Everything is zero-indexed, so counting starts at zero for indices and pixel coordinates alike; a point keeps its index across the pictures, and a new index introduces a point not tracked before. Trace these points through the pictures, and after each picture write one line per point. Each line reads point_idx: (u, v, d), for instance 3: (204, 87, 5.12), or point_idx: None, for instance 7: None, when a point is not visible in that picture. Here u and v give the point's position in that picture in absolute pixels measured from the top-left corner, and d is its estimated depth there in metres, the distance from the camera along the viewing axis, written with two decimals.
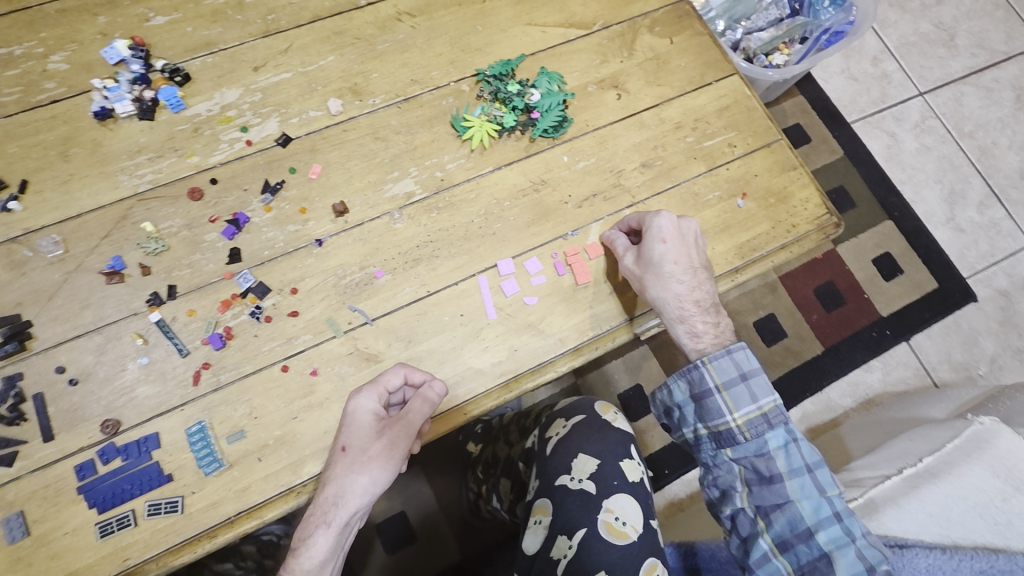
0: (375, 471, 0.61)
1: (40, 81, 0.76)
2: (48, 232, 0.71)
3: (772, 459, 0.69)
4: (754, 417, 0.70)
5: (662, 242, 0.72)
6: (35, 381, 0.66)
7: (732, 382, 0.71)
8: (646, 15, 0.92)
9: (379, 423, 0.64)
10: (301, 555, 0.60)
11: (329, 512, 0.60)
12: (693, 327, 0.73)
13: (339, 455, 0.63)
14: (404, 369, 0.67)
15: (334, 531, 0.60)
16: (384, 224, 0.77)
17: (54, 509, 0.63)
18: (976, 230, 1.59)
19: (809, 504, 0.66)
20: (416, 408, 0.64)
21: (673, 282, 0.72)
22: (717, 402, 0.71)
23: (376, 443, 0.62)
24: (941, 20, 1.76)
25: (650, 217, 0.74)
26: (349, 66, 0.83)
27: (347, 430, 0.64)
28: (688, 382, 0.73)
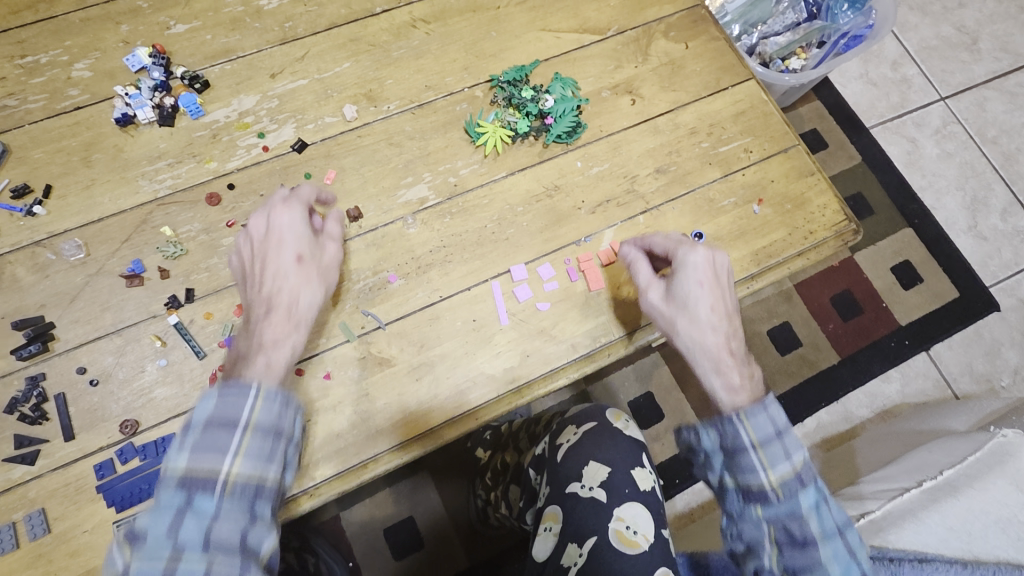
0: (330, 277, 0.67)
1: (65, 88, 0.78)
2: (70, 236, 0.73)
3: (807, 524, 0.58)
4: (790, 478, 0.59)
5: (698, 284, 0.68)
6: (57, 381, 0.68)
7: (768, 438, 0.60)
8: (661, 20, 0.91)
9: (318, 237, 0.68)
10: (278, 351, 0.58)
11: (306, 310, 0.62)
12: (728, 382, 0.64)
13: (297, 264, 0.63)
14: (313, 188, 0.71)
15: (304, 328, 0.62)
16: (397, 230, 0.77)
17: (74, 507, 0.64)
18: (999, 237, 1.56)
19: (839, 569, 0.57)
20: (334, 228, 0.70)
21: (706, 329, 0.66)
22: (750, 461, 0.60)
23: (324, 254, 0.67)
24: (964, 23, 1.73)
25: (683, 251, 0.71)
26: (364, 73, 0.84)
27: (292, 241, 0.64)
28: (719, 432, 0.63)
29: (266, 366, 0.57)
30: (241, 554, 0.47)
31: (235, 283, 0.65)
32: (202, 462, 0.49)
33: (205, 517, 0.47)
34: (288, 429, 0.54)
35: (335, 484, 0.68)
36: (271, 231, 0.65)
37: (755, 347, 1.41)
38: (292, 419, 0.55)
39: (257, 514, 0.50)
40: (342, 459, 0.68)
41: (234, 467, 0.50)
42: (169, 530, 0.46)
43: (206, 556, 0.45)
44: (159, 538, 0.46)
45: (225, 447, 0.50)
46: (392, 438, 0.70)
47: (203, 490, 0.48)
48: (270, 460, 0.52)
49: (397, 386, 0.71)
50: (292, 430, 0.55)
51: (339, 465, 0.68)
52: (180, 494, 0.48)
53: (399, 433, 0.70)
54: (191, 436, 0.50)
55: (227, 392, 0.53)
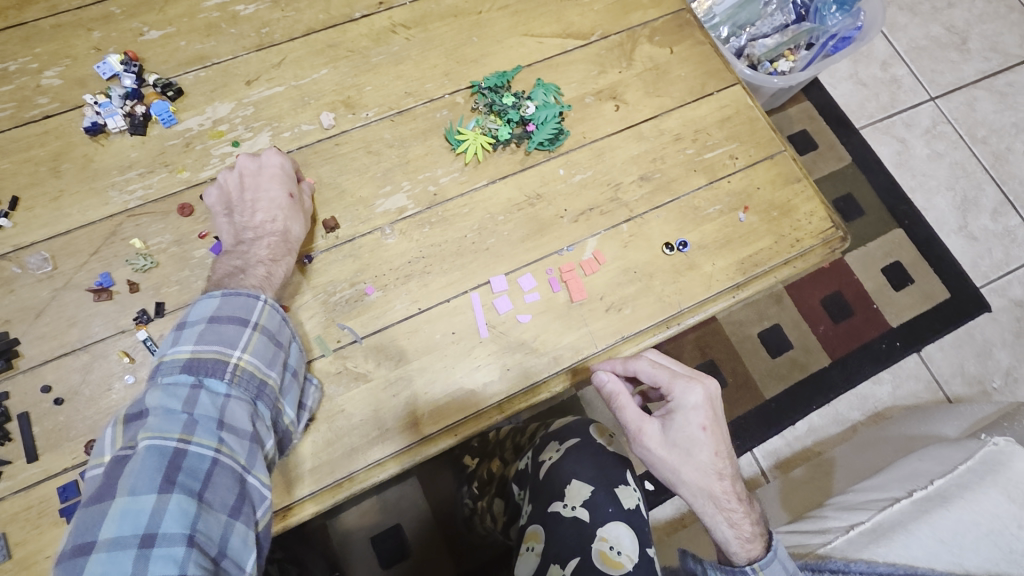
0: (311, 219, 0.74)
1: (33, 96, 0.76)
2: (36, 249, 0.71)
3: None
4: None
5: (703, 429, 0.66)
6: (21, 400, 0.66)
7: None
8: (646, 25, 0.90)
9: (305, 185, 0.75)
10: (273, 271, 0.68)
11: (290, 243, 0.70)
12: (738, 525, 0.67)
13: (289, 199, 0.71)
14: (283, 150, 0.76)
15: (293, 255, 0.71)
16: (375, 240, 0.75)
17: (36, 531, 0.61)
18: (990, 238, 1.55)
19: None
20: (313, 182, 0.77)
21: (714, 478, 0.66)
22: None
23: (308, 198, 0.74)
24: (953, 24, 1.73)
25: (681, 393, 0.67)
26: (342, 80, 0.82)
27: (283, 183, 0.72)
28: None
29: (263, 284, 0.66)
30: (248, 436, 0.56)
31: (215, 215, 0.72)
32: (210, 350, 0.58)
33: (217, 397, 0.56)
34: (286, 340, 0.64)
35: (310, 504, 0.66)
36: (261, 169, 0.72)
37: (746, 352, 1.40)
38: (286, 334, 0.65)
39: (257, 403, 0.59)
40: (317, 477, 0.66)
41: (241, 360, 0.59)
42: (186, 403, 0.54)
43: (218, 436, 0.53)
44: (174, 410, 0.54)
45: (233, 342, 0.59)
46: (369, 454, 0.68)
47: (212, 374, 0.57)
48: (271, 363, 0.61)
49: (374, 401, 0.69)
50: (289, 342, 0.65)
51: (313, 484, 0.66)
52: (189, 373, 0.56)
53: (377, 450, 0.68)
54: (199, 325, 0.59)
55: (225, 295, 0.62)
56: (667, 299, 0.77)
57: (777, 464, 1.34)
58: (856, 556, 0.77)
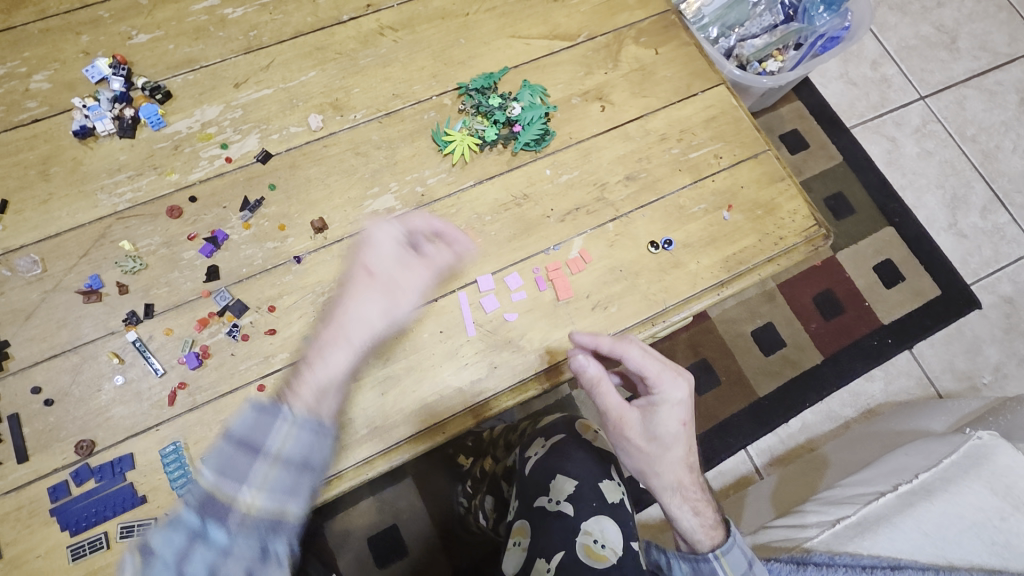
0: (399, 299, 0.68)
1: (22, 100, 0.76)
2: (26, 252, 0.71)
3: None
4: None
5: (682, 424, 0.66)
6: (11, 401, 0.66)
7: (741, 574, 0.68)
8: (632, 26, 0.91)
9: (407, 258, 0.70)
10: (314, 368, 0.63)
11: (352, 331, 0.64)
12: (702, 517, 0.68)
13: (370, 274, 0.67)
14: (428, 217, 0.74)
15: (353, 348, 0.64)
16: (363, 240, 0.76)
17: (27, 531, 0.62)
18: (980, 235, 1.56)
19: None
20: (447, 253, 0.70)
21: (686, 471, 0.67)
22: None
23: (402, 274, 0.68)
24: (942, 23, 1.74)
25: (666, 384, 0.65)
26: (330, 82, 0.82)
27: (372, 255, 0.68)
28: (693, 568, 0.70)
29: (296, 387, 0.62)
30: None
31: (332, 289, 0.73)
32: (223, 486, 0.55)
33: (216, 552, 0.53)
34: (316, 461, 0.59)
35: None
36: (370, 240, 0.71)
37: (738, 350, 1.41)
38: (321, 451, 0.59)
39: (268, 550, 0.55)
40: None
41: (253, 497, 0.55)
42: (180, 560, 0.53)
43: None
44: (169, 561, 0.53)
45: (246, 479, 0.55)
46: (359, 451, 0.69)
47: (217, 519, 0.54)
48: (288, 493, 0.56)
49: (363, 400, 0.70)
50: (320, 463, 0.59)
51: None
52: (200, 514, 0.54)
53: (365, 447, 0.69)
54: (226, 446, 0.57)
55: (262, 410, 0.58)
56: (653, 297, 0.78)
57: (768, 461, 1.35)
58: (840, 549, 0.79)
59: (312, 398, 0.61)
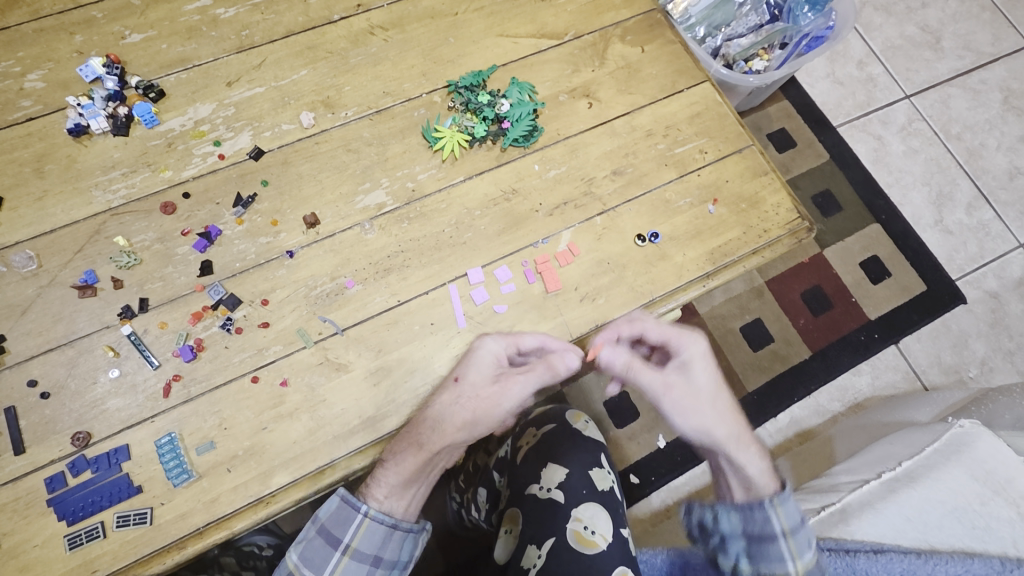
0: (483, 409, 0.64)
1: (17, 99, 0.78)
2: (21, 248, 0.72)
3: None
4: (809, 569, 0.65)
5: (717, 369, 0.68)
6: (8, 395, 0.67)
7: (797, 526, 0.65)
8: (618, 25, 0.93)
9: (499, 372, 0.66)
10: (387, 467, 0.66)
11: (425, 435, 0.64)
12: (762, 463, 0.68)
13: (457, 382, 0.66)
14: (540, 335, 0.69)
15: (424, 454, 0.63)
16: (355, 235, 0.77)
17: (24, 521, 0.63)
18: (965, 231, 1.59)
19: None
20: (539, 371, 0.64)
21: (736, 413, 0.67)
22: (779, 547, 0.65)
23: (491, 387, 0.65)
24: (927, 23, 1.77)
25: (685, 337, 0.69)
26: (322, 80, 0.84)
27: (467, 365, 0.67)
28: (745, 518, 0.67)
29: (373, 483, 0.67)
30: None
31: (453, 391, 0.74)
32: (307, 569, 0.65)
33: None
34: (387, 556, 0.66)
35: (292, 490, 0.67)
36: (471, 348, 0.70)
37: (728, 345, 1.43)
38: (393, 546, 0.66)
39: None
40: (299, 465, 0.68)
41: None
42: None
43: None
44: None
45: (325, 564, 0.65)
46: (350, 442, 0.69)
47: None
48: None
49: (355, 391, 0.71)
50: (392, 557, 0.66)
51: (296, 472, 0.67)
52: None
53: (356, 438, 0.70)
54: (313, 532, 0.66)
55: (347, 498, 0.66)
56: (640, 289, 0.80)
57: None
58: (825, 534, 0.81)
59: (384, 494, 0.66)
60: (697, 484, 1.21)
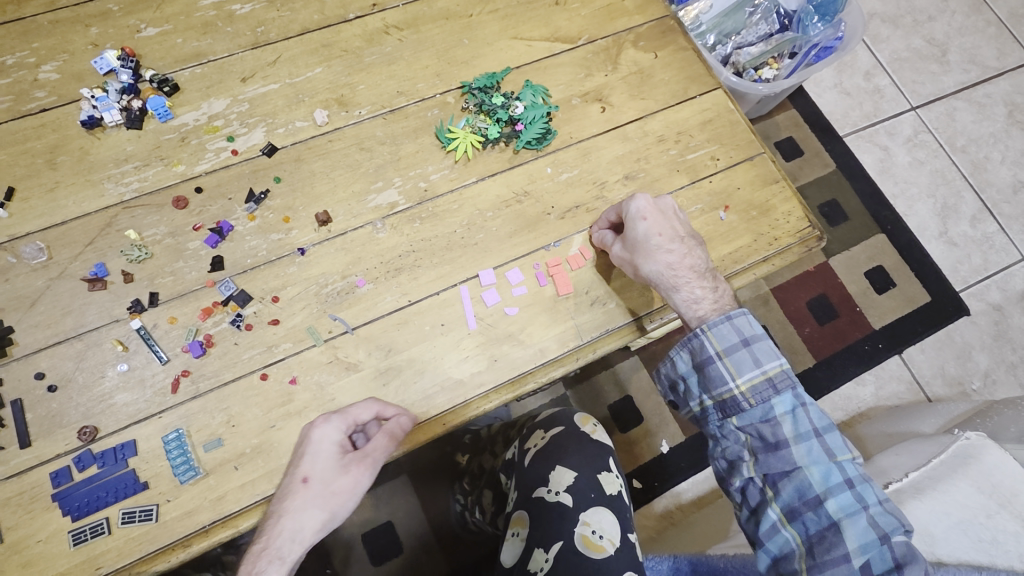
0: (338, 506, 0.62)
1: (31, 90, 0.78)
2: (32, 239, 0.72)
3: (778, 425, 0.68)
4: (758, 382, 0.69)
5: (644, 220, 0.73)
6: (14, 387, 0.66)
7: (732, 347, 0.71)
8: (631, 30, 0.93)
9: (344, 456, 0.64)
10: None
11: (285, 546, 0.60)
12: (692, 293, 0.74)
13: (304, 484, 0.62)
14: (373, 405, 0.67)
15: (289, 564, 0.60)
16: (367, 234, 0.77)
17: (27, 516, 0.61)
18: (969, 244, 1.60)
19: (818, 471, 0.65)
20: (384, 445, 0.65)
21: (665, 254, 0.73)
22: (719, 369, 0.71)
23: (341, 480, 0.62)
24: (933, 36, 1.78)
25: (626, 200, 0.75)
26: (336, 78, 0.84)
27: (308, 460, 0.63)
28: (690, 351, 0.73)
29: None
30: None
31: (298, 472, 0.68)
32: None
33: None
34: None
35: None
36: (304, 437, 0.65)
37: None
38: None
39: None
40: None
41: None
42: None
43: None
44: None
45: None
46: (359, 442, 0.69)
47: None
48: None
49: (364, 390, 0.71)
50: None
51: None
52: None
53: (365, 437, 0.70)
54: None
55: None
56: (650, 293, 0.80)
57: None
58: None
59: None
60: (701, 490, 1.22)
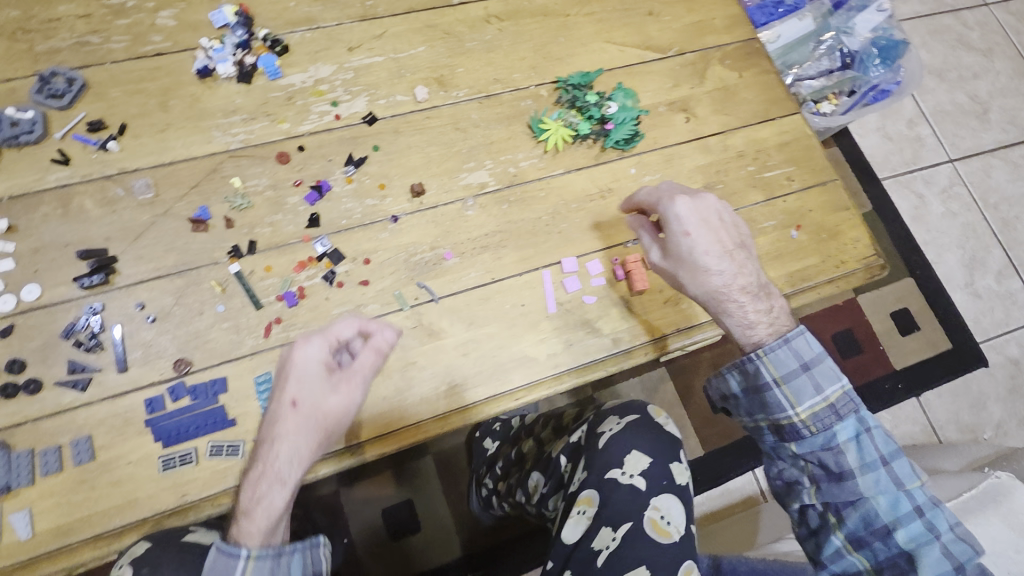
0: (332, 422, 0.62)
1: (149, 33, 0.80)
2: (141, 176, 0.74)
3: (841, 454, 0.69)
4: (819, 410, 0.70)
5: (688, 236, 0.72)
6: (115, 313, 0.68)
7: (790, 374, 0.71)
8: (718, 48, 0.97)
9: (331, 375, 0.63)
10: (257, 515, 0.60)
11: (283, 468, 0.60)
12: (745, 317, 0.74)
13: (294, 410, 0.61)
14: (353, 318, 0.65)
15: (291, 484, 0.61)
16: (457, 210, 0.80)
17: (120, 437, 0.64)
18: (993, 297, 1.64)
19: (885, 501, 0.67)
20: (370, 362, 0.63)
21: (713, 275, 0.72)
22: (776, 396, 0.72)
23: (330, 400, 0.62)
24: (977, 93, 1.83)
25: (667, 209, 0.73)
26: (437, 59, 0.87)
27: (294, 384, 0.62)
28: (743, 373, 0.74)
29: (245, 528, 0.60)
30: None
31: None
32: None
33: None
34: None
35: (377, 446, 0.71)
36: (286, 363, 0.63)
37: None
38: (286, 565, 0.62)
39: None
40: (389, 422, 0.71)
41: None
42: None
43: None
44: None
45: None
46: (438, 406, 0.72)
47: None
48: None
49: (445, 358, 0.74)
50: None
51: (385, 428, 0.71)
52: None
53: (445, 403, 0.73)
54: None
55: (222, 545, 0.60)
56: None
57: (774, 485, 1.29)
58: None
59: (249, 530, 0.60)
60: (714, 505, 1.25)
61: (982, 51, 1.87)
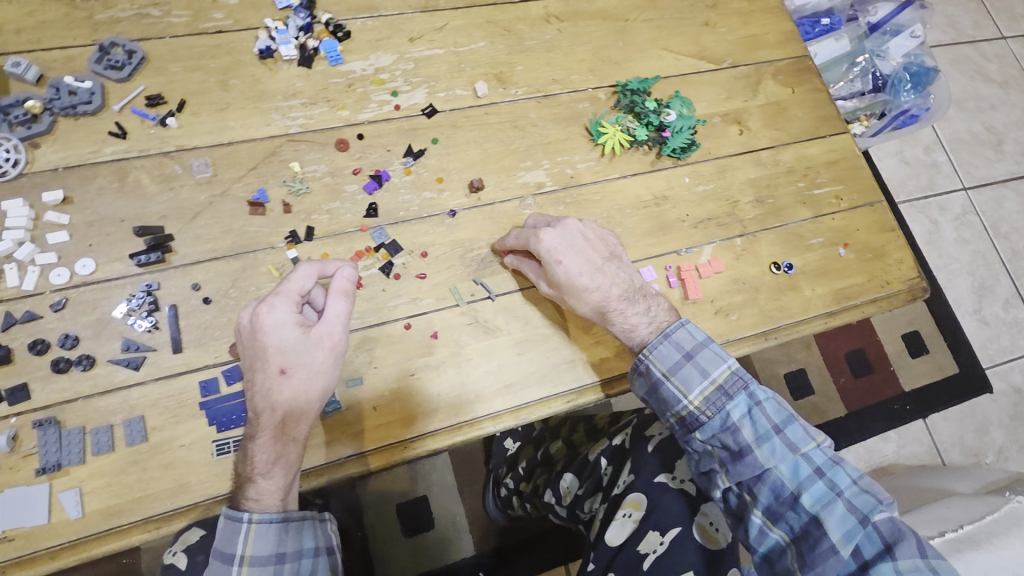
0: (325, 374, 0.62)
1: (209, 9, 0.78)
2: (199, 154, 0.73)
3: (738, 431, 0.66)
4: (710, 393, 0.68)
5: (558, 263, 0.69)
6: (170, 293, 0.67)
7: (676, 365, 0.70)
8: (771, 63, 0.97)
9: (310, 332, 0.61)
10: (274, 478, 0.60)
11: (289, 427, 0.61)
12: (627, 323, 0.72)
13: (286, 376, 0.60)
14: (309, 267, 0.63)
15: (302, 438, 0.62)
16: (514, 208, 0.80)
17: (173, 420, 0.63)
18: (1000, 325, 1.67)
19: (786, 468, 0.64)
20: (341, 304, 0.63)
21: (591, 292, 0.70)
22: (670, 390, 0.70)
23: (318, 353, 0.61)
24: (992, 125, 1.86)
25: (533, 241, 0.70)
26: (497, 55, 0.86)
27: (275, 353, 0.60)
28: (639, 377, 0.72)
29: (258, 494, 0.60)
30: None
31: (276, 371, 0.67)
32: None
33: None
34: (291, 549, 0.61)
35: (430, 440, 0.70)
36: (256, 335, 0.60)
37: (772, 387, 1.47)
38: (293, 535, 0.61)
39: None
40: (440, 417, 0.70)
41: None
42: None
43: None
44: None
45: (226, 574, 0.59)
46: (489, 405, 0.72)
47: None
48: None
49: (498, 356, 0.73)
50: (296, 548, 0.62)
51: (436, 423, 0.70)
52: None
53: (496, 402, 0.72)
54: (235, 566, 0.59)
55: (229, 512, 0.59)
56: (768, 312, 0.83)
57: None
58: None
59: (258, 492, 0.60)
60: None
61: (1000, 83, 1.90)
